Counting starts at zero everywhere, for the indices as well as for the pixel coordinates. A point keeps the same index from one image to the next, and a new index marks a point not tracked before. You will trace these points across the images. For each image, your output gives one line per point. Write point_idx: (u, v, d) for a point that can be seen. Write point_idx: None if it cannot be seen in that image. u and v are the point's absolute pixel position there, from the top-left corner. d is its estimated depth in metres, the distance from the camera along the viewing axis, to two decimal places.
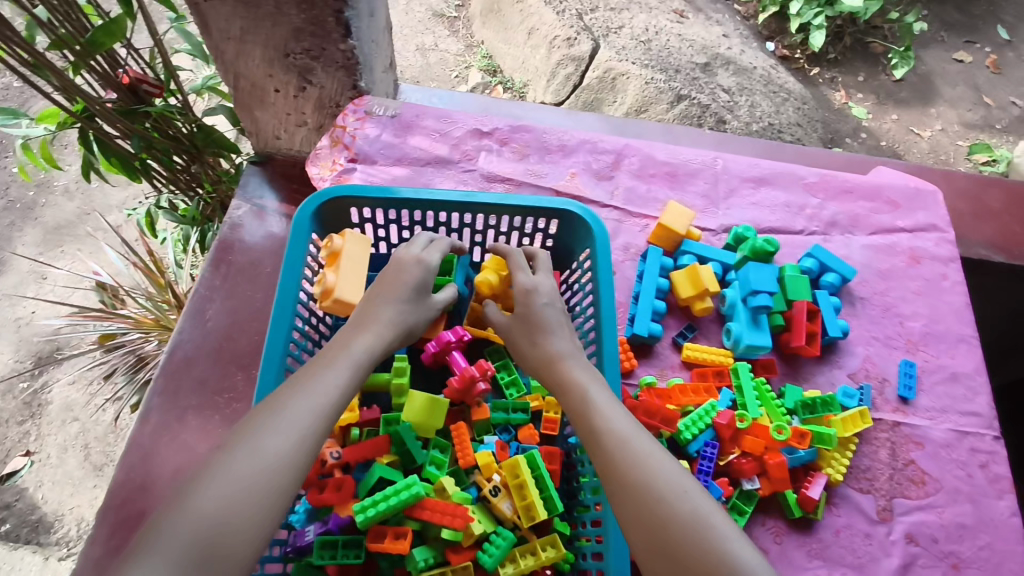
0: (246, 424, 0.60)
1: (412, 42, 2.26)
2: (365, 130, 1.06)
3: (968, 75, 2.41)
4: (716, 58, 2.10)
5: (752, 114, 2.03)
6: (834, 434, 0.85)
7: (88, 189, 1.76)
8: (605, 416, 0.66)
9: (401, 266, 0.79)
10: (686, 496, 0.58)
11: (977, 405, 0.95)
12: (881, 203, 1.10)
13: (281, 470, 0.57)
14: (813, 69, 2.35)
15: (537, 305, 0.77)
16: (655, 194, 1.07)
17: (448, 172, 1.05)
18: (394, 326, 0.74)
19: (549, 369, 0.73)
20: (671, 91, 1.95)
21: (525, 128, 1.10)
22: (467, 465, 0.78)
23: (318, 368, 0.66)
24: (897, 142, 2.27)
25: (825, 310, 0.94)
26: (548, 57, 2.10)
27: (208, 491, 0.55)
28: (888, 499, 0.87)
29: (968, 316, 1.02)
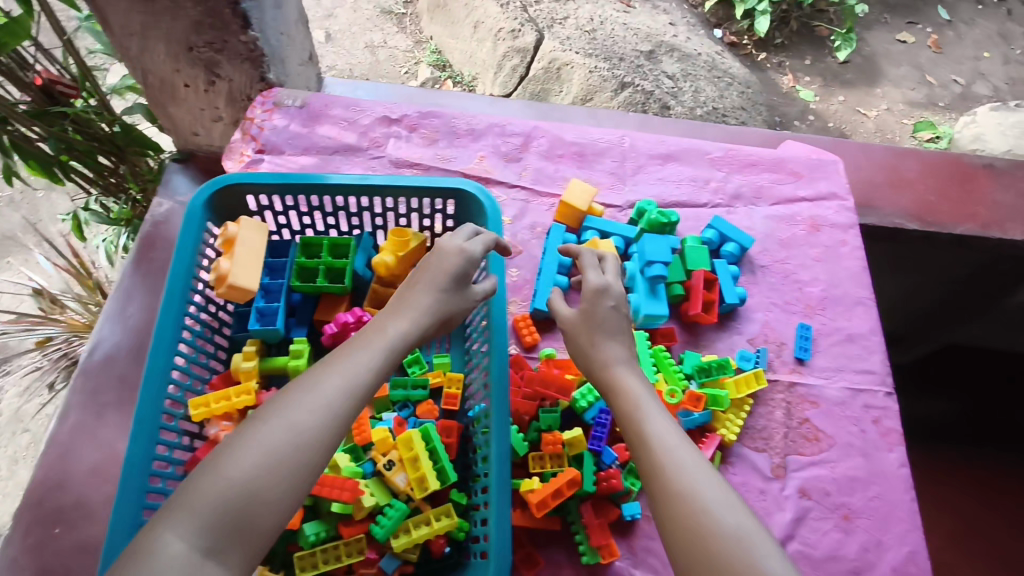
0: (281, 398, 0.61)
1: (361, 40, 2.27)
2: (273, 121, 1.07)
3: (911, 55, 2.47)
4: (661, 45, 2.12)
5: (696, 100, 2.05)
6: (726, 395, 0.88)
7: (32, 198, 1.73)
8: (656, 424, 0.69)
9: (443, 254, 0.77)
10: (730, 510, 0.60)
11: (871, 363, 0.98)
12: (784, 174, 1.13)
13: (308, 449, 0.59)
14: (761, 54, 2.40)
15: (605, 305, 0.81)
16: (562, 173, 1.09)
17: (357, 160, 1.07)
18: (425, 310, 0.73)
19: (599, 371, 0.77)
20: (615, 79, 1.97)
21: (433, 113, 1.11)
22: (363, 441, 0.80)
23: (353, 349, 0.67)
24: (844, 123, 2.32)
25: (722, 279, 0.97)
26: (494, 49, 2.10)
27: (243, 461, 0.56)
28: (782, 456, 0.90)
29: (866, 279, 1.05)
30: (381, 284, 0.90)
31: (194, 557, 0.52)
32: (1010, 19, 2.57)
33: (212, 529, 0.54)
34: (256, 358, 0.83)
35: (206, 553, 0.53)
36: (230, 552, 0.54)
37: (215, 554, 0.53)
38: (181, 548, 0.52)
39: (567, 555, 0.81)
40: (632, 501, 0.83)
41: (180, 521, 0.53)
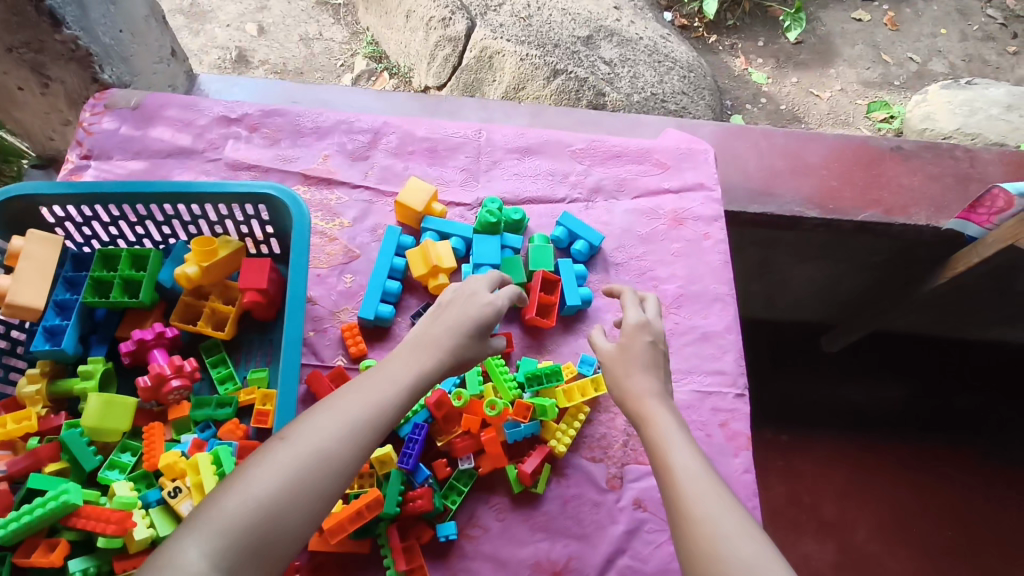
0: (310, 421, 0.58)
1: (296, 32, 2.20)
2: (102, 124, 1.01)
3: (866, 34, 2.39)
4: (600, 29, 1.96)
5: (634, 85, 1.92)
6: (552, 405, 0.83)
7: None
8: (680, 452, 0.65)
9: (473, 297, 0.76)
10: (753, 539, 0.56)
11: (723, 364, 0.94)
12: (649, 165, 1.08)
13: (333, 478, 0.56)
14: (712, 36, 2.34)
15: (643, 340, 0.77)
16: (411, 171, 1.04)
17: (190, 163, 1.01)
18: (447, 346, 0.70)
19: (630, 400, 0.73)
20: (547, 66, 1.81)
21: (277, 111, 1.06)
22: (151, 467, 0.75)
23: (384, 381, 0.64)
24: (797, 105, 2.25)
25: (564, 279, 0.93)
26: (426, 39, 1.97)
27: (270, 481, 0.54)
28: (619, 466, 0.86)
29: (727, 275, 1.01)
30: (191, 296, 0.85)
31: None
32: None
33: (234, 550, 0.50)
34: (43, 381, 0.77)
35: None
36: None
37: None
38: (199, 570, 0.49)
39: None
40: (449, 520, 0.80)
41: (204, 536, 0.50)
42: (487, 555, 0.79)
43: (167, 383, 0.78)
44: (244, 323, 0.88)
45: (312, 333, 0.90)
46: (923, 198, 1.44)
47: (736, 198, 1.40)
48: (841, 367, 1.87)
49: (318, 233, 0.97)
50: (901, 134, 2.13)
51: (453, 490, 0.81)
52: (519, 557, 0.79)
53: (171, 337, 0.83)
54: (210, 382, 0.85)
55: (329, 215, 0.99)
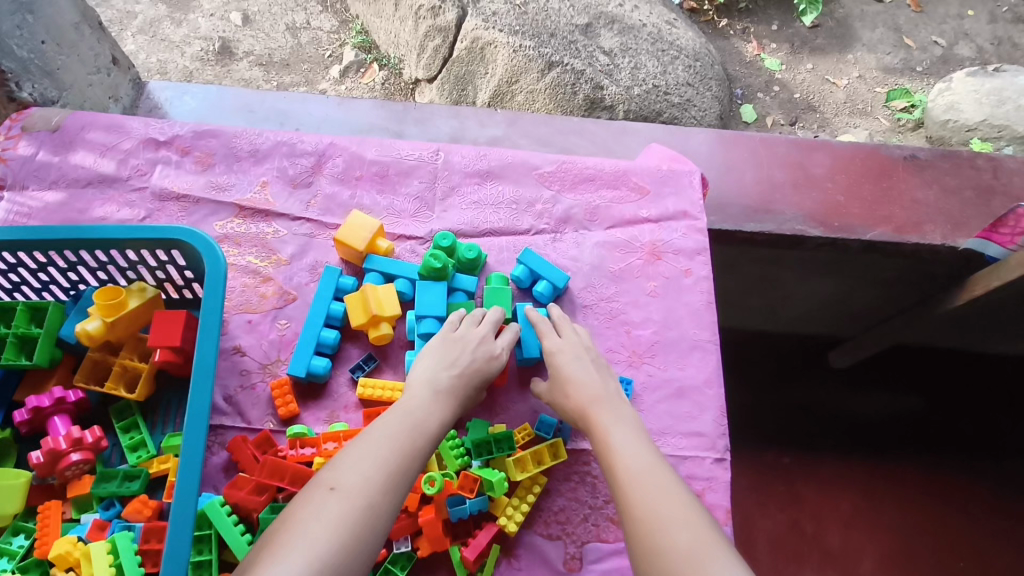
0: (350, 470, 0.58)
1: (282, 22, 2.08)
2: (18, 150, 0.92)
3: (888, 16, 2.22)
4: (600, 16, 1.82)
5: (634, 77, 1.78)
6: (501, 479, 0.73)
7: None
8: (624, 453, 0.67)
9: (481, 343, 0.76)
10: (692, 527, 0.58)
11: (701, 424, 0.83)
12: (625, 190, 0.98)
13: (383, 530, 0.56)
14: (723, 20, 2.18)
15: (564, 363, 0.77)
16: (359, 199, 0.94)
17: (112, 193, 0.92)
18: (463, 394, 0.71)
19: (575, 412, 0.74)
20: (541, 58, 1.66)
21: (211, 133, 0.96)
22: (42, 555, 0.66)
23: (411, 426, 0.64)
24: (812, 93, 2.09)
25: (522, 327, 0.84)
26: (415, 29, 1.84)
27: (329, 537, 0.52)
28: (579, 545, 0.75)
29: (709, 317, 0.90)
30: (98, 352, 0.76)
31: None
32: None
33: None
34: None
35: None
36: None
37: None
38: None
39: None
40: None
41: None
42: None
43: (64, 457, 0.69)
44: (161, 381, 0.79)
45: (239, 390, 0.80)
46: (939, 214, 1.31)
47: (730, 215, 1.28)
48: (850, 379, 1.73)
49: (250, 273, 0.88)
50: (923, 126, 1.97)
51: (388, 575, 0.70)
52: None
53: (74, 402, 0.74)
54: (121, 447, 0.76)
55: (264, 252, 0.89)
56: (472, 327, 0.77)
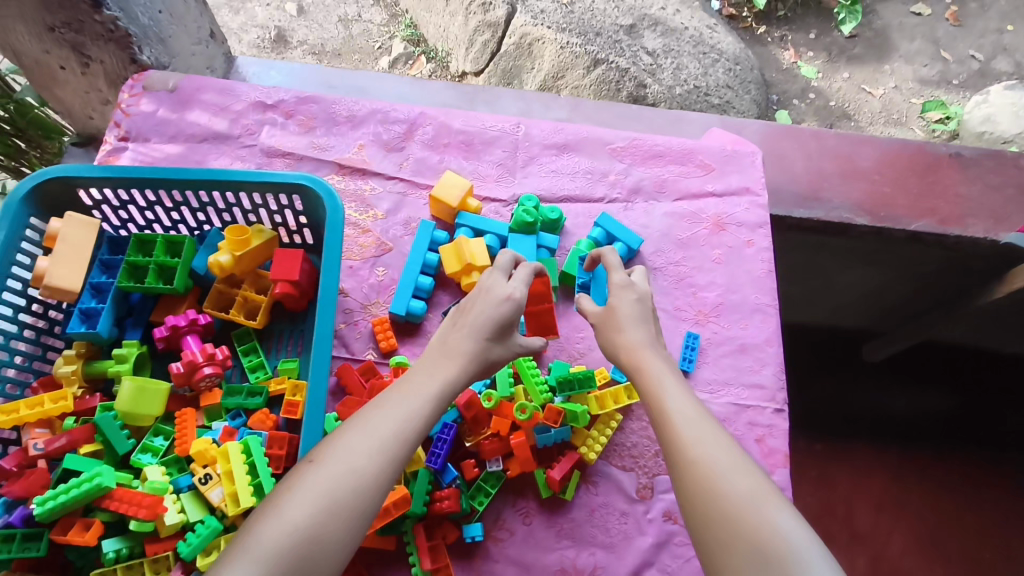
0: (334, 440, 0.59)
1: (335, 14, 2.18)
2: (140, 107, 1.00)
3: (926, 29, 2.26)
4: (643, 18, 1.91)
5: (677, 77, 1.85)
6: (585, 412, 0.81)
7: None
8: (676, 398, 0.68)
9: (492, 294, 0.74)
10: (748, 473, 0.59)
11: (762, 377, 0.90)
12: (692, 166, 1.05)
13: (368, 494, 0.56)
14: (761, 28, 2.25)
15: (626, 297, 0.79)
16: (447, 164, 1.02)
17: (225, 148, 1.01)
18: (473, 351, 0.70)
19: (625, 351, 0.75)
20: (587, 55, 1.74)
21: (312, 99, 1.05)
22: (183, 453, 0.75)
23: (402, 393, 0.64)
24: (848, 102, 2.15)
25: (598, 274, 0.91)
26: (465, 23, 1.93)
27: (304, 504, 0.54)
28: (651, 476, 0.84)
29: (769, 284, 0.97)
30: (224, 284, 0.85)
31: None
32: None
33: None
34: (79, 362, 0.79)
35: None
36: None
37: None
38: None
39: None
40: (475, 521, 0.79)
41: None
42: (513, 559, 0.78)
43: (198, 370, 0.78)
44: (275, 313, 0.88)
45: (343, 325, 0.89)
46: (981, 209, 1.37)
47: (780, 201, 1.35)
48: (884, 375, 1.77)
49: (350, 224, 0.96)
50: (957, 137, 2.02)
51: (481, 491, 0.80)
52: (542, 563, 0.78)
53: (203, 325, 0.83)
54: (241, 370, 0.86)
55: (362, 206, 0.98)
56: (488, 280, 0.76)
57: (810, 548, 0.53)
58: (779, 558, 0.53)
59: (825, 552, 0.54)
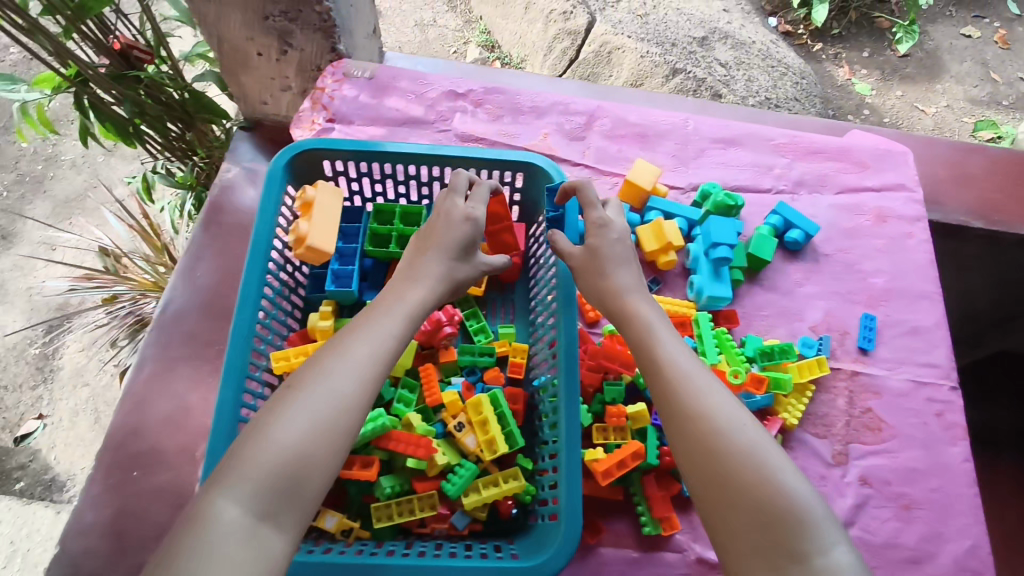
0: (314, 368, 0.64)
1: (412, 18, 2.26)
2: (343, 91, 1.08)
3: (976, 51, 2.35)
4: (715, 31, 2.06)
5: (749, 88, 1.99)
6: (789, 379, 0.88)
7: (94, 163, 1.90)
8: (669, 349, 0.71)
9: (450, 219, 0.80)
10: (744, 429, 0.63)
11: (935, 357, 0.97)
12: (849, 163, 1.12)
13: (349, 414, 0.62)
14: (817, 45, 2.34)
15: (610, 239, 0.80)
16: (625, 153, 1.10)
17: (422, 132, 1.09)
18: (443, 275, 0.77)
19: (612, 298, 0.77)
20: (666, 65, 1.91)
21: (498, 89, 1.13)
22: (434, 403, 0.83)
23: (376, 318, 0.70)
24: (901, 118, 2.23)
25: (570, 206, 0.88)
26: (544, 31, 2.08)
27: (294, 426, 0.60)
28: (843, 444, 0.91)
29: (931, 273, 1.04)
30: None
31: (250, 521, 0.56)
32: None
33: (264, 494, 0.57)
34: (332, 318, 0.87)
35: (262, 517, 0.56)
36: (284, 516, 0.57)
37: (269, 518, 0.57)
38: (236, 514, 0.55)
39: (629, 525, 0.84)
40: None
41: (233, 489, 0.56)
42: None
43: (441, 329, 0.86)
44: (489, 281, 0.96)
45: None
46: None
47: None
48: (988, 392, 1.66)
49: None
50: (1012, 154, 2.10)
51: None
52: None
53: None
54: (462, 333, 0.92)
55: None
56: (444, 205, 0.82)
57: (814, 510, 0.58)
58: (777, 516, 0.58)
59: (818, 507, 0.59)
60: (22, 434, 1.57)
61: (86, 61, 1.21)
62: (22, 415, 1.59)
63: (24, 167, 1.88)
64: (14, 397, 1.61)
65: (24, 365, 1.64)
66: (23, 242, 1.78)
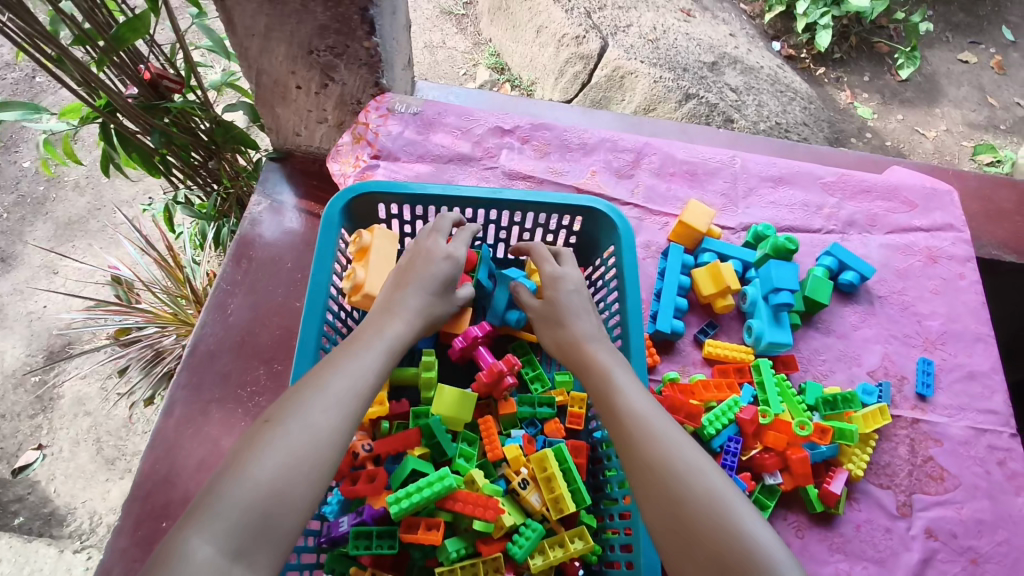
0: (285, 401, 0.60)
1: (421, 40, 2.22)
2: (388, 127, 1.07)
3: (973, 75, 2.39)
4: (724, 57, 2.07)
5: (759, 114, 2.00)
6: (855, 430, 0.85)
7: (98, 184, 1.82)
8: (630, 394, 0.67)
9: (430, 257, 0.79)
10: (707, 471, 0.58)
11: (994, 404, 0.96)
12: (898, 202, 1.12)
13: (327, 447, 0.59)
14: (819, 69, 2.35)
15: (563, 291, 0.79)
16: (675, 192, 1.09)
17: (470, 169, 1.08)
18: (423, 313, 0.76)
19: (572, 349, 0.75)
20: (679, 90, 1.92)
21: (545, 125, 1.12)
22: (495, 458, 0.79)
23: (351, 350, 0.67)
24: (902, 142, 2.25)
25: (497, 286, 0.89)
26: (556, 55, 2.05)
27: (263, 461, 0.55)
28: (907, 495, 0.88)
29: (984, 315, 1.03)
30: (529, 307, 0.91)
31: (222, 561, 0.50)
32: None
33: (240, 532, 0.52)
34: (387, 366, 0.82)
35: (233, 557, 0.51)
36: (257, 555, 0.52)
37: (241, 557, 0.51)
38: (205, 554, 0.50)
39: None
40: None
41: (204, 526, 0.51)
42: None
43: (504, 381, 0.82)
44: None
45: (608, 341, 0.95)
46: None
47: None
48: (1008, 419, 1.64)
49: None
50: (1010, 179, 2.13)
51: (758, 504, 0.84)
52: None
53: (490, 335, 0.87)
54: (517, 381, 0.89)
55: None
56: (425, 243, 0.81)
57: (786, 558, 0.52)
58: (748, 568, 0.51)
59: (790, 555, 0.53)
60: (19, 465, 1.47)
61: (115, 90, 1.16)
62: (20, 445, 1.49)
63: (25, 188, 1.80)
64: (11, 427, 1.52)
65: (23, 394, 1.55)
66: (24, 266, 1.70)
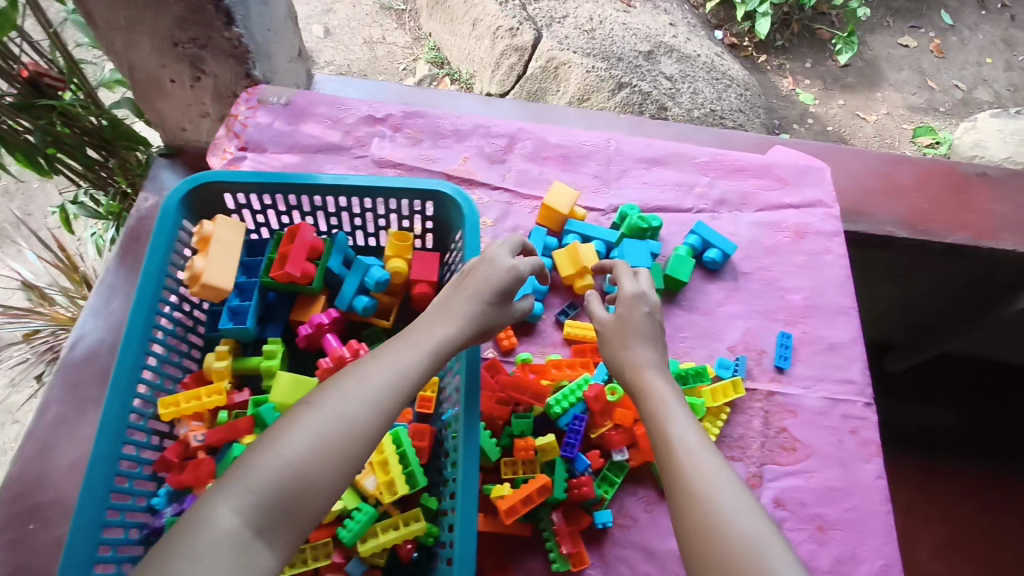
0: (332, 388, 0.61)
1: (360, 36, 2.21)
2: (257, 119, 1.06)
3: (913, 59, 2.41)
4: (660, 45, 2.00)
5: (694, 101, 1.97)
6: (703, 404, 0.87)
7: (27, 188, 1.75)
8: (681, 428, 0.69)
9: (494, 264, 0.75)
10: (749, 514, 0.60)
11: (851, 373, 0.98)
12: (770, 180, 1.13)
13: (360, 443, 0.59)
14: (761, 56, 2.36)
15: (639, 312, 0.79)
16: (547, 175, 1.09)
17: (340, 158, 1.07)
18: (475, 319, 0.72)
19: (630, 373, 0.76)
20: (613, 79, 1.87)
21: (418, 113, 1.12)
22: None
23: (399, 346, 0.67)
24: (843, 127, 2.27)
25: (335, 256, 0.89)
26: (491, 47, 2.02)
27: (297, 445, 0.57)
28: (757, 465, 0.90)
29: (849, 288, 1.05)
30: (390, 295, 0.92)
31: (244, 534, 0.53)
32: (1015, 25, 2.50)
33: (264, 508, 0.54)
34: (229, 357, 0.84)
35: (256, 532, 0.53)
36: (277, 535, 0.54)
37: (263, 534, 0.54)
38: (230, 524, 0.53)
39: (537, 561, 0.81)
40: (604, 508, 0.83)
41: (234, 495, 0.54)
42: (640, 545, 0.83)
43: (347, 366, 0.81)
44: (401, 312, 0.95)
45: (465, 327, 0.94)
46: None
47: None
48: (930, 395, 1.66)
49: None
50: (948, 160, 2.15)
51: (606, 480, 0.85)
52: (668, 548, 0.83)
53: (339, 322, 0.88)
54: None
55: None
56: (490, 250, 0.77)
57: None
58: None
59: None
60: None
61: None
62: None
63: None
64: None
65: None
66: None
